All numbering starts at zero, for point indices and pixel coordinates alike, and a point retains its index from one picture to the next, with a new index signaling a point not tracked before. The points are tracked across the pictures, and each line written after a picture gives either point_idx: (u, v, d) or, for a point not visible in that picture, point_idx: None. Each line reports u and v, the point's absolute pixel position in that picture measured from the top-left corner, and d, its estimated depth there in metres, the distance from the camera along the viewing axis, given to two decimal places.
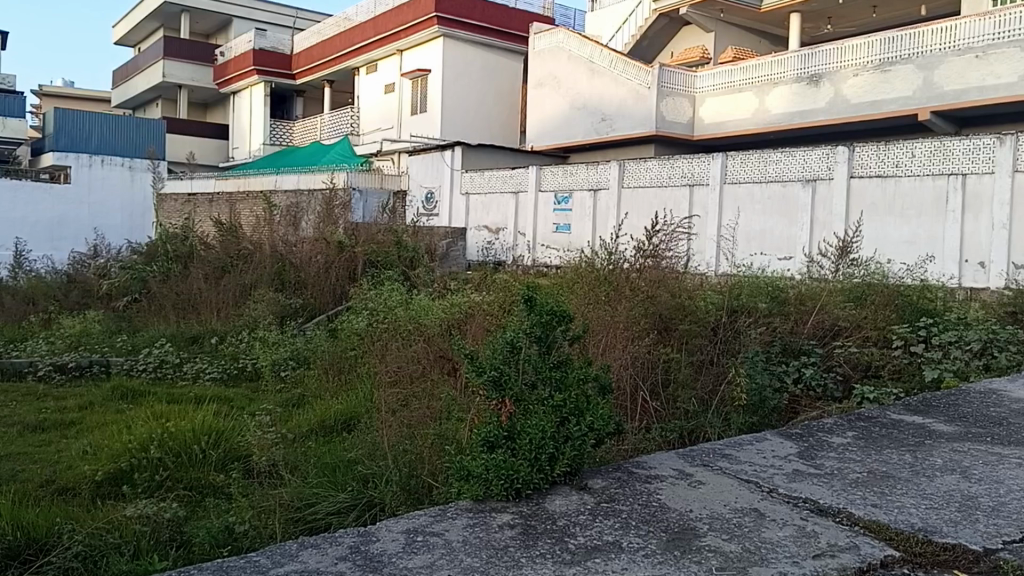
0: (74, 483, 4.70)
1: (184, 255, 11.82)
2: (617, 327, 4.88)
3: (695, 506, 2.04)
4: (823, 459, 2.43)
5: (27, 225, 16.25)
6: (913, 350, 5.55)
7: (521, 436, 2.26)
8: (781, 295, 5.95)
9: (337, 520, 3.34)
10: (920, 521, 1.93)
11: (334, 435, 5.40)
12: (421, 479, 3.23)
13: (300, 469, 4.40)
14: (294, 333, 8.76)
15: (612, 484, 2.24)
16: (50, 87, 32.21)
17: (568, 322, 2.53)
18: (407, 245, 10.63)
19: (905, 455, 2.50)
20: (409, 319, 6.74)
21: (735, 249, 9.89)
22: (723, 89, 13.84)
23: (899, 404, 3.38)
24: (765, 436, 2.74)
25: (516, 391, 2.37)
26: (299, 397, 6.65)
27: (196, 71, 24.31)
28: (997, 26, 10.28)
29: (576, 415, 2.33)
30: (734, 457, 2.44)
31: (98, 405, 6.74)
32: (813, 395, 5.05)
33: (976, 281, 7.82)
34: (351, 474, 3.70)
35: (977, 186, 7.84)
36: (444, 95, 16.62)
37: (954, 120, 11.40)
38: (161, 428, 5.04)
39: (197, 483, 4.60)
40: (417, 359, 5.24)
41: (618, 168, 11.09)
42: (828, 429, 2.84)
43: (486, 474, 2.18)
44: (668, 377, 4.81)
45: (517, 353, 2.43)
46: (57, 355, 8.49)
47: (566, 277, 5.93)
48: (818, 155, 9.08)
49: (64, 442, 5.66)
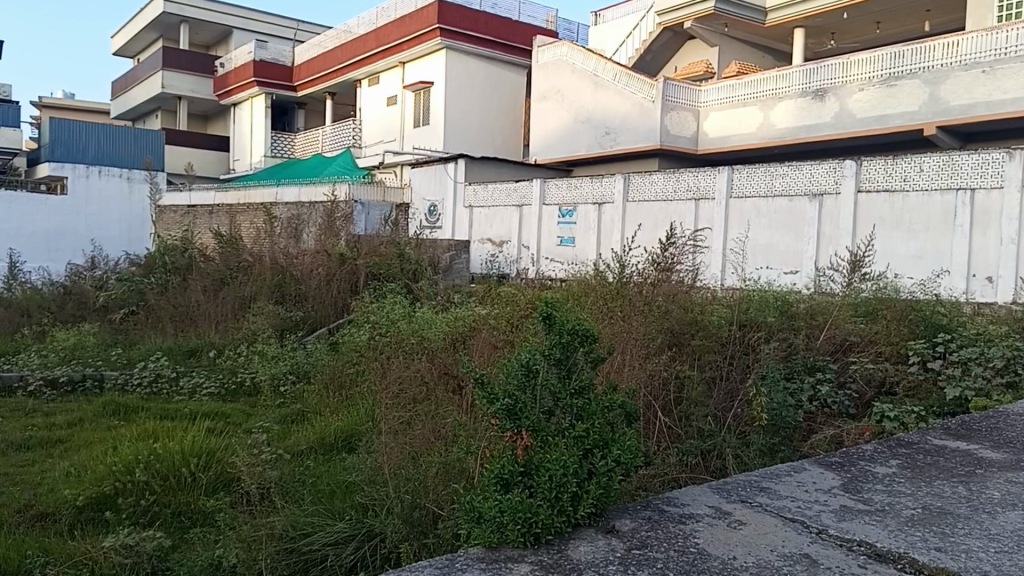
0: (54, 507, 4.49)
1: (184, 266, 11.58)
2: (636, 344, 4.66)
3: (740, 552, 1.81)
4: (872, 493, 2.20)
5: (22, 236, 16.07)
6: (929, 366, 5.22)
7: (540, 472, 2.08)
8: (792, 309, 5.78)
9: (335, 552, 3.22)
10: (993, 568, 1.71)
11: (335, 454, 5.21)
12: (425, 509, 3.02)
13: (296, 496, 4.14)
14: (295, 347, 8.49)
15: (642, 526, 2.02)
16: (52, 98, 32.14)
17: (593, 342, 2.31)
18: (409, 258, 10.45)
19: (959, 487, 2.27)
20: (411, 333, 6.54)
21: (745, 263, 9.66)
22: (728, 103, 13.70)
23: (939, 427, 3.14)
24: (804, 466, 2.51)
25: (533, 421, 2.16)
26: (298, 414, 6.47)
27: (196, 82, 24.20)
28: (1001, 42, 10.14)
29: (600, 448, 2.16)
30: (774, 492, 2.22)
31: (88, 422, 6.50)
32: (829, 412, 4.92)
33: (984, 297, 7.61)
34: (351, 503, 3.55)
35: (985, 202, 7.63)
36: (445, 107, 16.49)
37: (958, 135, 11.24)
38: (150, 448, 4.82)
39: (187, 509, 4.40)
40: (420, 378, 5.05)
41: (623, 181, 10.94)
42: (869, 456, 2.62)
43: (501, 518, 1.96)
44: (681, 395, 4.57)
45: (533, 377, 2.23)
46: (49, 368, 8.24)
47: (574, 291, 5.73)
48: (825, 169, 8.91)
49: (49, 461, 5.44)
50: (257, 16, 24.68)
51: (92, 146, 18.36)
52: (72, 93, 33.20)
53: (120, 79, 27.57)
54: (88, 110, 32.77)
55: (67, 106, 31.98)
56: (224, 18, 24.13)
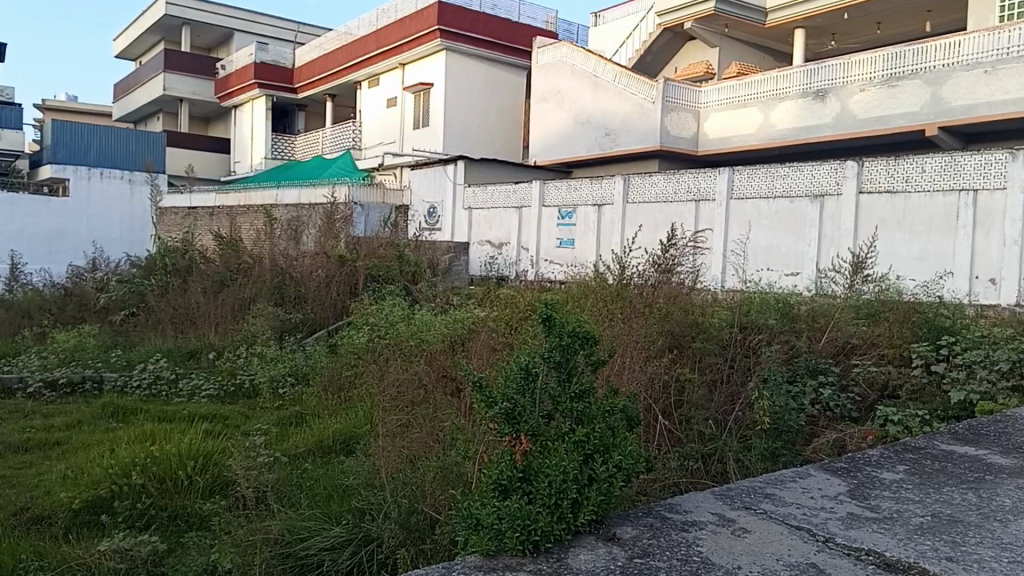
0: (50, 511, 4.43)
1: (184, 268, 11.53)
2: (637, 346, 4.61)
3: (744, 561, 1.76)
4: (879, 500, 2.15)
5: (24, 237, 16.06)
6: (933, 369, 5.17)
7: (539, 478, 2.03)
8: (793, 312, 5.72)
9: (330, 558, 3.16)
10: None
11: (332, 456, 5.16)
12: (423, 515, 2.98)
13: (293, 501, 4.09)
14: (294, 349, 8.44)
15: (644, 533, 1.97)
16: (54, 101, 32.16)
17: (594, 345, 2.25)
18: (408, 260, 10.38)
19: (969, 494, 2.22)
20: (410, 335, 6.48)
21: (746, 265, 9.61)
22: (729, 104, 13.66)
23: (946, 432, 3.09)
24: (809, 471, 2.45)
25: (533, 425, 2.11)
26: (297, 416, 6.42)
27: (197, 84, 24.18)
28: (1003, 42, 10.09)
29: (602, 453, 2.11)
30: (779, 498, 2.16)
31: (86, 425, 6.44)
32: (831, 416, 4.87)
33: (987, 299, 7.55)
34: (348, 507, 3.49)
35: (988, 203, 7.58)
36: (445, 109, 16.45)
37: (960, 136, 11.18)
38: (148, 450, 4.77)
39: (183, 512, 4.35)
40: (418, 380, 5.00)
41: (623, 182, 10.89)
42: (876, 462, 2.56)
43: (499, 525, 1.91)
44: (682, 398, 4.52)
45: (533, 381, 2.17)
46: (49, 370, 8.17)
47: (574, 293, 5.68)
48: (827, 170, 8.85)
49: (46, 464, 5.38)
50: (258, 18, 24.65)
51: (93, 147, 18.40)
52: (74, 96, 33.20)
53: (121, 82, 27.55)
54: (90, 113, 32.77)
55: (68, 108, 31.99)
56: (225, 20, 24.10)
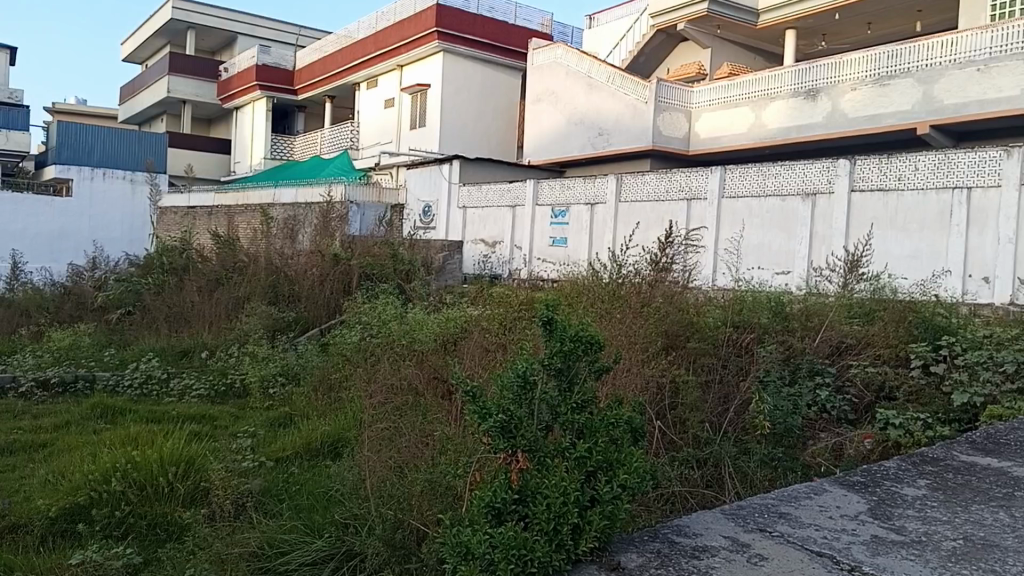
0: (26, 518, 4.23)
1: (181, 267, 11.26)
2: (633, 347, 4.40)
3: None
4: (903, 519, 1.98)
5: (26, 237, 15.88)
6: (931, 370, 4.98)
7: (536, 499, 1.88)
8: (786, 310, 5.57)
9: (310, 573, 2.97)
10: None
11: (320, 460, 4.97)
12: (409, 529, 2.80)
13: (274, 512, 3.87)
14: (285, 349, 8.22)
15: (651, 562, 1.79)
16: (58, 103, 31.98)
17: (597, 350, 2.09)
18: (402, 258, 10.07)
19: (1000, 514, 2.06)
20: (400, 336, 6.26)
21: (739, 263, 9.42)
22: (721, 103, 13.51)
23: (964, 441, 2.93)
24: (825, 485, 2.29)
25: (528, 440, 1.96)
26: (286, 417, 6.24)
27: (200, 86, 23.83)
28: (996, 40, 9.95)
29: (605, 470, 1.96)
30: (795, 518, 2.00)
31: (74, 425, 6.23)
32: (829, 418, 4.74)
33: (980, 297, 7.40)
34: (330, 518, 3.29)
35: (982, 201, 7.45)
36: (440, 107, 16.25)
37: (953, 134, 11.04)
38: (128, 454, 4.52)
39: (162, 521, 4.12)
40: (405, 385, 4.81)
41: (615, 181, 10.71)
42: (895, 475, 2.39)
43: (492, 555, 1.77)
44: (677, 399, 4.32)
45: (530, 390, 2.03)
46: (41, 369, 7.93)
47: (568, 291, 5.53)
48: (819, 168, 8.71)
49: (29, 467, 5.18)
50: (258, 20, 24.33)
51: (97, 146, 18.07)
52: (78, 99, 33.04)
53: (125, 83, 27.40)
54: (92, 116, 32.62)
55: (69, 110, 31.81)
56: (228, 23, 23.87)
